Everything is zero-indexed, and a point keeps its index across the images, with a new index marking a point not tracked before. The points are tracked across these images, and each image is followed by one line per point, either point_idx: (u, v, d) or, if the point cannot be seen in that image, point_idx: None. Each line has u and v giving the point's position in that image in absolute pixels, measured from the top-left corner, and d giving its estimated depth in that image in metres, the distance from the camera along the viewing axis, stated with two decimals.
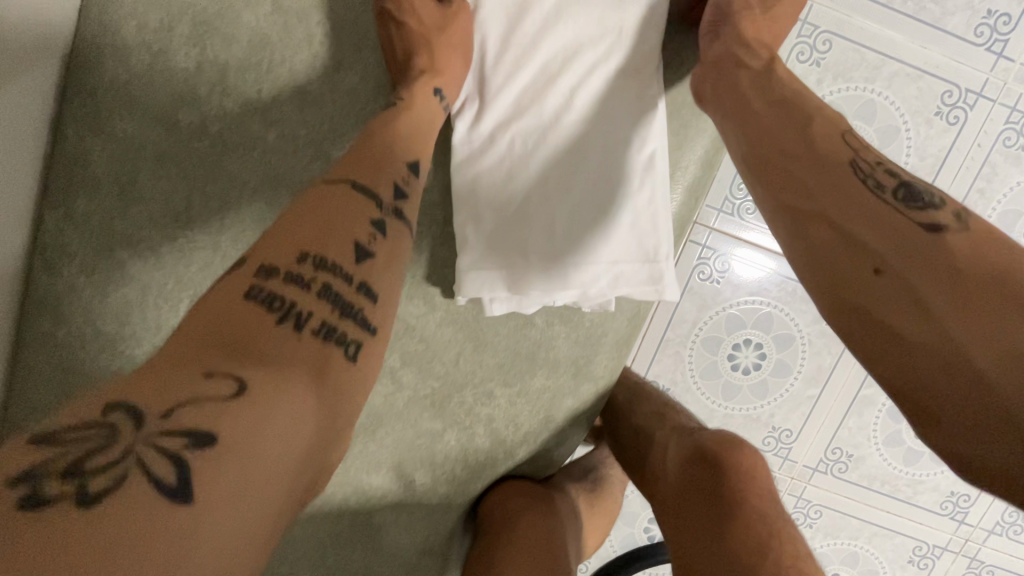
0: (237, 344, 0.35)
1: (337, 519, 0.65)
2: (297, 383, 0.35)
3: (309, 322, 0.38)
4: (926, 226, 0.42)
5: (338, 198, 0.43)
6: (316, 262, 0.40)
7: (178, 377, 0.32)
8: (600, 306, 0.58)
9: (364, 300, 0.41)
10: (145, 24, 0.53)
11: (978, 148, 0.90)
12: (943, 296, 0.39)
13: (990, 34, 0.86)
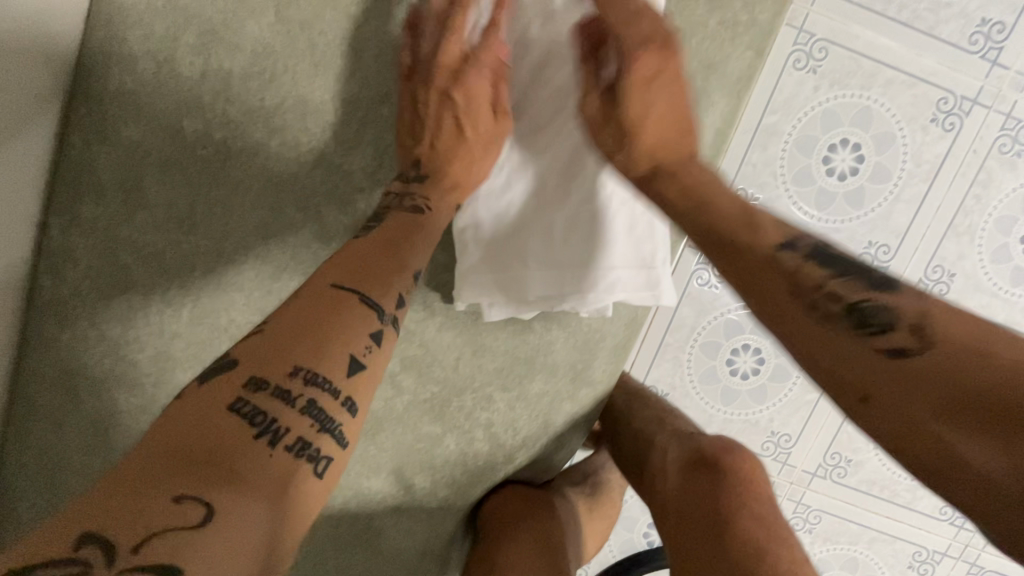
0: (214, 463, 0.35)
1: (337, 522, 0.65)
2: (256, 509, 0.35)
3: (284, 438, 0.39)
4: (890, 351, 0.36)
5: (341, 300, 0.45)
6: (306, 376, 0.41)
7: (146, 505, 0.32)
8: (597, 311, 0.58)
9: (341, 413, 0.42)
10: (149, 34, 0.54)
11: (973, 154, 0.91)
12: (941, 421, 0.33)
13: (984, 42, 0.87)
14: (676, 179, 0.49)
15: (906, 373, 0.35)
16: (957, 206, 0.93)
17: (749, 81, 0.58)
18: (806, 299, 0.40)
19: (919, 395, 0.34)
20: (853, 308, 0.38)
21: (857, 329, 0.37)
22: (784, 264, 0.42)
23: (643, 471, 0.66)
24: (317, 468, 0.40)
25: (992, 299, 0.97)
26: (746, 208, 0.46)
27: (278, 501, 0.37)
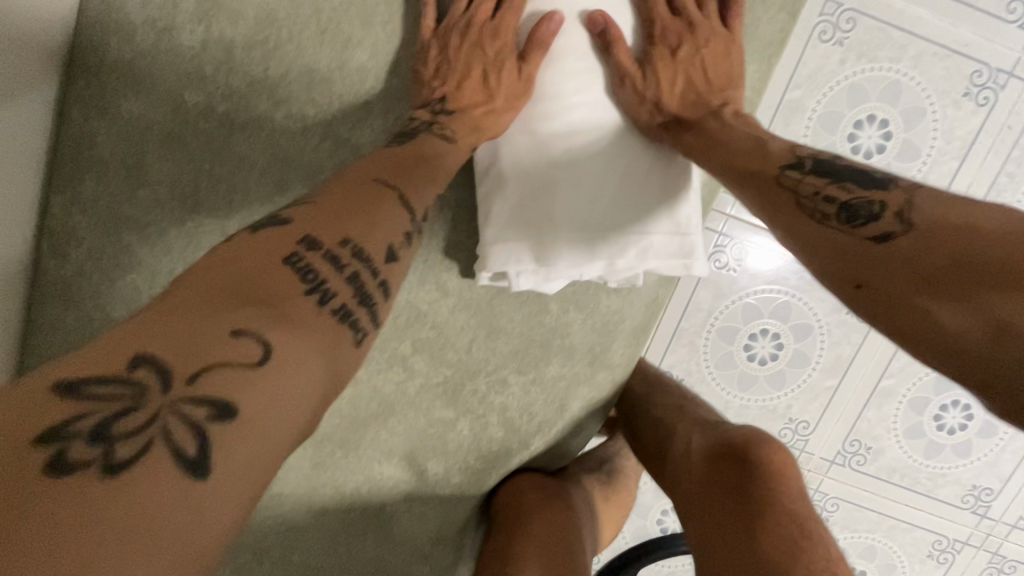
0: (269, 302, 0.31)
1: (348, 508, 0.64)
2: (315, 357, 0.31)
3: (333, 302, 0.34)
4: (879, 238, 0.39)
5: (377, 193, 0.42)
6: (352, 247, 0.37)
7: (200, 333, 0.28)
8: (626, 281, 0.56)
9: (379, 292, 0.38)
10: (149, 1, 0.52)
11: (1008, 130, 0.86)
12: (912, 285, 0.36)
13: (1023, 10, 0.82)
14: (709, 129, 0.53)
15: (888, 254, 0.38)
16: (989, 185, 0.89)
17: None
18: (804, 210, 0.45)
19: (899, 272, 0.37)
20: (844, 207, 0.42)
21: (848, 225, 0.42)
22: (788, 181, 0.46)
23: (664, 461, 0.64)
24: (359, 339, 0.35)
25: None
26: (761, 141, 0.50)
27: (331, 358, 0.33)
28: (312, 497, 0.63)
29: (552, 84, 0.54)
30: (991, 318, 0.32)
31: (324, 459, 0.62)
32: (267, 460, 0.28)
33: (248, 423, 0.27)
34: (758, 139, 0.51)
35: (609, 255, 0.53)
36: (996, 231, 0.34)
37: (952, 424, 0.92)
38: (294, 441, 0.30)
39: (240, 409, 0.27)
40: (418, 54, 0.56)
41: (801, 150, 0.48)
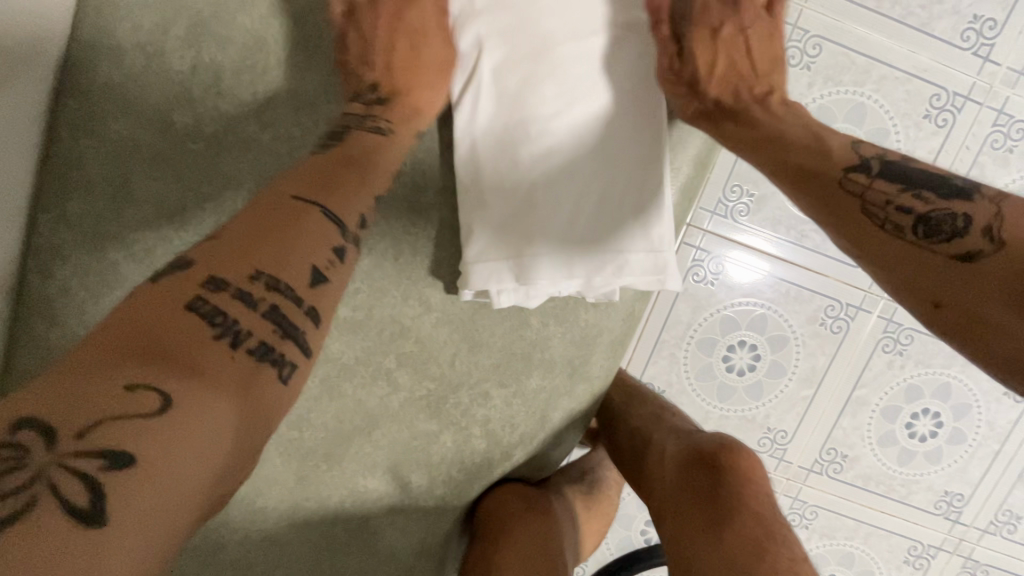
0: (173, 352, 0.33)
1: (332, 522, 0.64)
2: (221, 400, 0.34)
3: (246, 341, 0.37)
4: (961, 256, 0.40)
5: (301, 212, 0.43)
6: (268, 281, 0.39)
7: (92, 389, 0.30)
8: (603, 296, 0.58)
9: (306, 321, 0.40)
10: (139, 27, 0.54)
11: (966, 150, 0.91)
12: (1003, 311, 0.37)
13: (976, 38, 0.88)
14: (755, 117, 0.54)
15: (972, 273, 0.39)
16: None
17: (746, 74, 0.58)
18: (874, 218, 0.45)
19: (984, 294, 0.39)
20: (920, 219, 0.43)
21: (923, 239, 0.42)
22: (854, 187, 0.47)
23: (639, 469, 0.66)
24: (281, 372, 0.38)
25: None
26: (814, 134, 0.51)
27: (241, 397, 0.35)
28: (297, 511, 0.63)
29: (551, 101, 0.56)
30: None
31: (309, 473, 0.63)
32: (171, 508, 0.31)
33: (148, 471, 0.30)
34: (815, 134, 0.51)
35: (588, 275, 0.56)
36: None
37: (923, 431, 0.95)
38: (200, 483, 0.33)
39: (138, 458, 0.29)
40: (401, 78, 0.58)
41: (862, 151, 0.49)
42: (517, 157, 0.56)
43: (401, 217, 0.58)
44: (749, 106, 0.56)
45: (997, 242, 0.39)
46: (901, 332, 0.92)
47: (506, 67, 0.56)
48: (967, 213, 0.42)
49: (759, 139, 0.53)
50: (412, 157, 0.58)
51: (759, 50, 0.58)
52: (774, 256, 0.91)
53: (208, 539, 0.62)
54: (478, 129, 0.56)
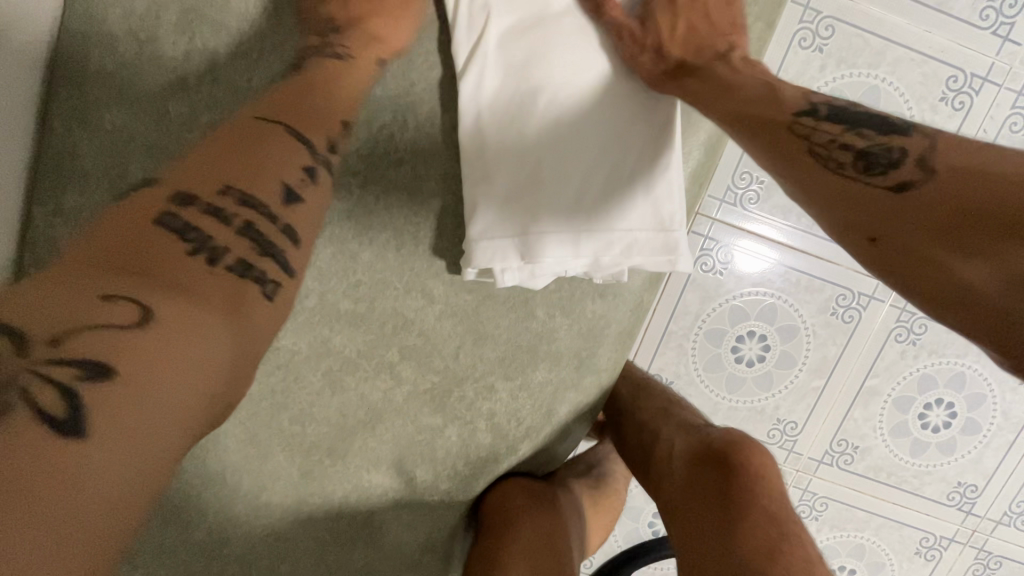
0: (144, 267, 0.32)
1: (336, 516, 0.64)
2: (205, 317, 0.32)
3: (224, 258, 0.35)
4: (895, 188, 0.40)
5: (264, 131, 0.42)
6: (238, 196, 0.37)
7: (64, 301, 0.29)
8: (612, 277, 0.56)
9: (283, 239, 0.39)
10: (131, 14, 0.52)
11: (983, 134, 0.89)
12: (934, 241, 0.37)
13: (995, 17, 0.85)
14: (718, 74, 0.52)
15: (903, 203, 0.39)
16: None
17: None
18: (817, 156, 0.44)
19: (915, 219, 0.38)
20: (860, 154, 0.42)
21: (862, 173, 0.41)
22: (801, 128, 0.45)
23: (649, 463, 0.64)
24: (268, 291, 0.36)
25: None
26: (770, 87, 0.49)
27: (231, 317, 0.33)
28: (301, 506, 0.63)
29: (557, 73, 0.54)
30: (1015, 274, 0.34)
31: (312, 468, 0.62)
32: (157, 429, 0.28)
33: (128, 380, 0.28)
34: (766, 86, 0.49)
35: (595, 252, 0.54)
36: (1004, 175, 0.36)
37: (937, 422, 0.94)
38: (193, 405, 0.30)
39: (118, 367, 0.28)
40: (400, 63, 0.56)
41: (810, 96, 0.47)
42: (524, 135, 0.54)
43: (403, 207, 0.56)
44: (713, 65, 0.53)
45: (930, 171, 0.39)
46: (915, 321, 0.90)
47: (511, 40, 0.54)
48: (904, 147, 0.41)
49: (721, 96, 0.50)
50: (413, 145, 0.55)
51: (723, 14, 0.55)
52: (784, 244, 0.89)
53: (212, 535, 0.61)
54: (483, 103, 0.54)
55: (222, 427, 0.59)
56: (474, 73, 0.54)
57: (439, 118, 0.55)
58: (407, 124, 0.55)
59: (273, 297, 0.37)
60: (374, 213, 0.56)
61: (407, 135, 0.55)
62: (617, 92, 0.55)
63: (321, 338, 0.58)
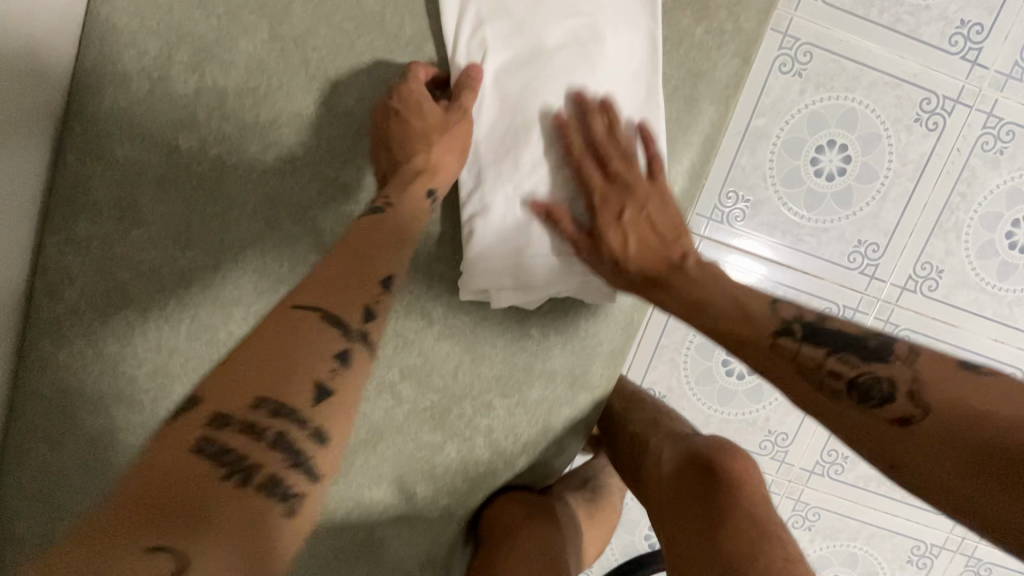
0: (180, 509, 0.32)
1: (339, 534, 0.65)
2: (231, 558, 0.32)
3: (257, 478, 0.35)
4: (896, 421, 0.42)
5: (305, 321, 0.41)
6: (268, 409, 0.37)
7: (109, 557, 0.29)
8: (602, 297, 0.60)
9: (312, 445, 0.38)
10: (144, 54, 0.55)
11: (957, 153, 0.93)
12: (951, 476, 0.39)
13: (964, 43, 0.89)
14: (684, 285, 0.54)
15: (913, 441, 0.41)
16: (943, 204, 0.94)
17: (737, 88, 0.59)
18: (812, 381, 0.46)
19: (932, 455, 0.40)
20: (851, 385, 0.45)
21: (859, 404, 0.44)
22: (786, 352, 0.48)
23: (638, 471, 0.67)
24: (292, 509, 0.36)
25: (980, 295, 0.98)
26: (739, 304, 0.52)
27: (257, 564, 0.33)
28: None
29: (554, 109, 0.57)
30: None
31: None
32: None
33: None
34: (738, 301, 0.52)
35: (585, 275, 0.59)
36: (997, 417, 0.38)
37: None
38: None
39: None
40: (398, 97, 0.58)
41: (780, 312, 0.50)
42: (521, 163, 0.57)
43: None
44: (672, 272, 0.56)
45: (925, 407, 0.41)
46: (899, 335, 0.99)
47: (509, 79, 0.57)
48: (891, 375, 0.43)
49: (693, 303, 0.53)
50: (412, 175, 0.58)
51: (675, 212, 0.58)
52: (772, 261, 0.96)
53: None
54: (479, 139, 0.58)
55: None
56: (474, 111, 0.57)
57: None
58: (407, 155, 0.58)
59: (295, 520, 0.36)
60: None
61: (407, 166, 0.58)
62: (610, 118, 0.58)
63: None
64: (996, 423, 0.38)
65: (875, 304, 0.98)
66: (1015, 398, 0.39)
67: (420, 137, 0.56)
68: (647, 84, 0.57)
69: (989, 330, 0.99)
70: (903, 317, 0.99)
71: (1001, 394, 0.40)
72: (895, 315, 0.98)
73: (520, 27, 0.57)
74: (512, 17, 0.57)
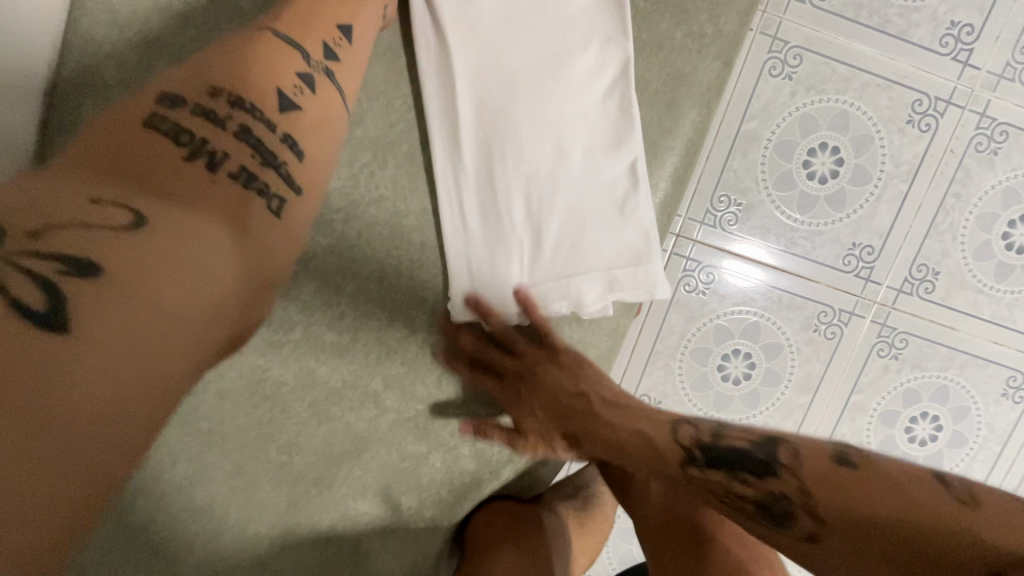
0: (143, 179, 0.37)
1: (323, 545, 0.64)
2: (207, 227, 0.37)
3: (226, 164, 0.40)
4: (806, 538, 0.40)
5: (274, 44, 0.46)
6: (230, 99, 0.42)
7: (62, 202, 0.33)
8: (598, 312, 0.59)
9: (288, 154, 0.43)
10: (124, 64, 0.56)
11: (951, 153, 0.92)
12: None
13: (955, 43, 0.89)
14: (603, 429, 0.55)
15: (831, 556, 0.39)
16: (938, 205, 0.93)
17: (719, 91, 0.59)
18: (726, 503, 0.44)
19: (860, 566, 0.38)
20: (758, 506, 0.42)
21: (772, 525, 0.42)
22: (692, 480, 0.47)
23: (627, 487, 0.64)
24: (270, 205, 0.41)
25: (977, 297, 0.96)
26: (647, 439, 0.51)
27: (236, 231, 0.39)
28: (286, 535, 0.63)
29: (527, 124, 0.57)
30: None
31: (300, 498, 0.62)
32: (174, 317, 0.33)
33: (122, 277, 0.32)
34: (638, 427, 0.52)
35: (581, 295, 0.57)
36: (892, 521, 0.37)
37: (935, 414, 1.01)
38: (203, 315, 0.35)
39: (112, 263, 0.31)
40: (380, 106, 0.57)
41: (683, 438, 0.49)
42: (496, 177, 0.57)
43: (385, 241, 0.58)
44: (589, 419, 0.56)
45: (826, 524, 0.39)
46: (895, 337, 0.98)
47: (484, 94, 0.57)
48: (789, 493, 0.41)
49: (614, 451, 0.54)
50: (393, 182, 0.57)
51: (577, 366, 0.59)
52: (769, 266, 0.96)
53: (201, 566, 0.62)
54: (458, 159, 0.57)
55: (211, 458, 0.61)
56: (451, 134, 0.57)
57: (418, 154, 0.58)
58: (387, 163, 0.57)
59: (279, 213, 0.42)
60: (355, 247, 0.58)
61: (387, 173, 0.57)
62: (587, 134, 0.57)
63: (306, 369, 0.60)
64: (889, 526, 0.37)
65: (870, 306, 0.97)
66: (895, 496, 0.38)
67: (382, 67, 0.57)
68: (620, 95, 0.57)
69: (987, 332, 0.98)
70: (899, 319, 0.97)
71: (887, 489, 0.39)
72: (892, 317, 0.97)
73: (486, 42, 0.56)
74: (479, 28, 0.56)
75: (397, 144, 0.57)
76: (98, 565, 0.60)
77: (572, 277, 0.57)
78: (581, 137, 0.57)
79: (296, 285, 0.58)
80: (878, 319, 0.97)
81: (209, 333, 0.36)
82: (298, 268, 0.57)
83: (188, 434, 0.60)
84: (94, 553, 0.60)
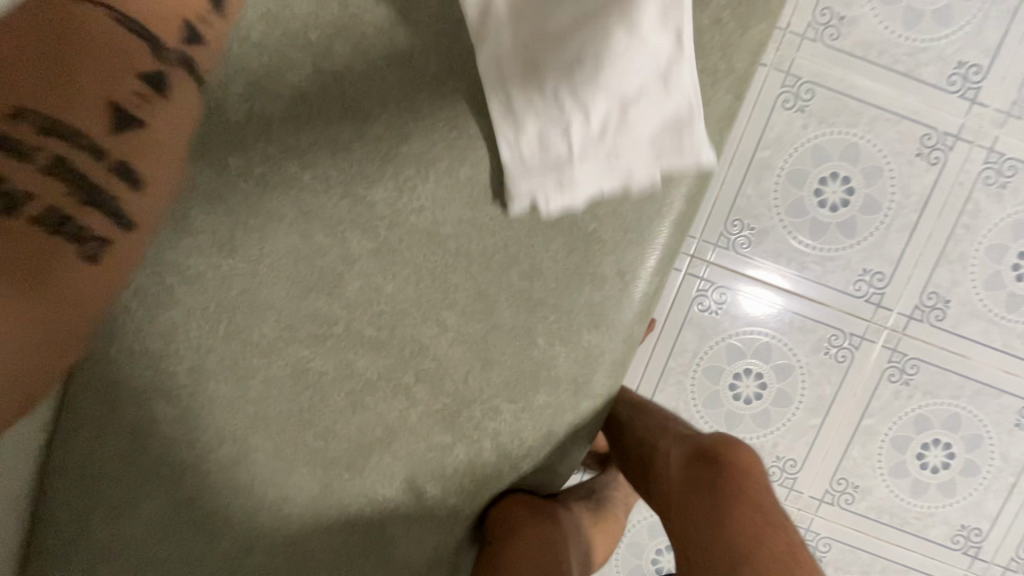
0: None
1: (351, 529, 0.68)
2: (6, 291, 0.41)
3: (29, 205, 0.44)
4: None
5: (116, 35, 0.49)
6: (33, 123, 0.44)
7: None
8: (649, 183, 0.61)
9: (128, 186, 0.48)
10: None
11: (959, 186, 0.96)
12: None
13: (962, 82, 0.94)
14: None
15: None
16: (948, 235, 0.97)
17: (729, 121, 0.64)
18: None
19: None
20: None
21: None
22: None
23: None
24: (99, 241, 0.47)
25: (988, 326, 0.99)
26: None
27: (37, 288, 0.43)
28: (319, 518, 0.68)
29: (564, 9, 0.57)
30: None
31: (333, 481, 0.67)
32: None
33: None
34: None
35: (630, 170, 0.60)
36: None
37: (947, 441, 1.02)
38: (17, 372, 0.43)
39: None
40: (426, 127, 0.62)
41: None
42: (540, 66, 0.59)
43: (423, 246, 0.64)
44: None
45: None
46: (906, 362, 1.01)
47: None
48: None
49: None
50: (433, 195, 0.63)
51: None
52: (788, 292, 1.00)
53: (238, 543, 0.67)
54: (506, 46, 0.60)
55: (255, 441, 0.66)
56: (493, 30, 0.59)
57: (459, 171, 0.63)
58: (429, 177, 0.63)
59: (106, 252, 0.47)
60: (396, 250, 0.64)
61: (429, 186, 0.63)
62: (632, 10, 0.55)
63: (346, 361, 0.65)
64: None
65: (881, 331, 1.00)
66: None
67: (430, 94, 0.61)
68: None
69: (998, 361, 1.00)
70: (910, 344, 1.00)
71: None
72: (902, 343, 1.00)
73: None
74: None
75: (439, 162, 0.63)
76: (146, 535, 0.66)
77: (621, 155, 0.60)
78: (618, 20, 0.55)
79: (341, 284, 0.64)
80: (888, 344, 1.00)
81: (26, 378, 0.44)
82: (344, 268, 0.64)
83: (236, 416, 0.66)
84: (146, 525, 0.66)
